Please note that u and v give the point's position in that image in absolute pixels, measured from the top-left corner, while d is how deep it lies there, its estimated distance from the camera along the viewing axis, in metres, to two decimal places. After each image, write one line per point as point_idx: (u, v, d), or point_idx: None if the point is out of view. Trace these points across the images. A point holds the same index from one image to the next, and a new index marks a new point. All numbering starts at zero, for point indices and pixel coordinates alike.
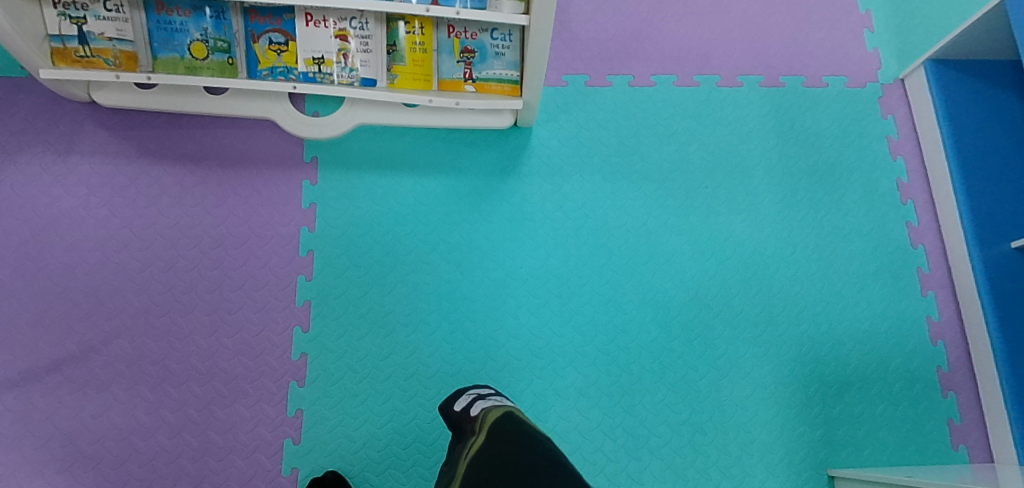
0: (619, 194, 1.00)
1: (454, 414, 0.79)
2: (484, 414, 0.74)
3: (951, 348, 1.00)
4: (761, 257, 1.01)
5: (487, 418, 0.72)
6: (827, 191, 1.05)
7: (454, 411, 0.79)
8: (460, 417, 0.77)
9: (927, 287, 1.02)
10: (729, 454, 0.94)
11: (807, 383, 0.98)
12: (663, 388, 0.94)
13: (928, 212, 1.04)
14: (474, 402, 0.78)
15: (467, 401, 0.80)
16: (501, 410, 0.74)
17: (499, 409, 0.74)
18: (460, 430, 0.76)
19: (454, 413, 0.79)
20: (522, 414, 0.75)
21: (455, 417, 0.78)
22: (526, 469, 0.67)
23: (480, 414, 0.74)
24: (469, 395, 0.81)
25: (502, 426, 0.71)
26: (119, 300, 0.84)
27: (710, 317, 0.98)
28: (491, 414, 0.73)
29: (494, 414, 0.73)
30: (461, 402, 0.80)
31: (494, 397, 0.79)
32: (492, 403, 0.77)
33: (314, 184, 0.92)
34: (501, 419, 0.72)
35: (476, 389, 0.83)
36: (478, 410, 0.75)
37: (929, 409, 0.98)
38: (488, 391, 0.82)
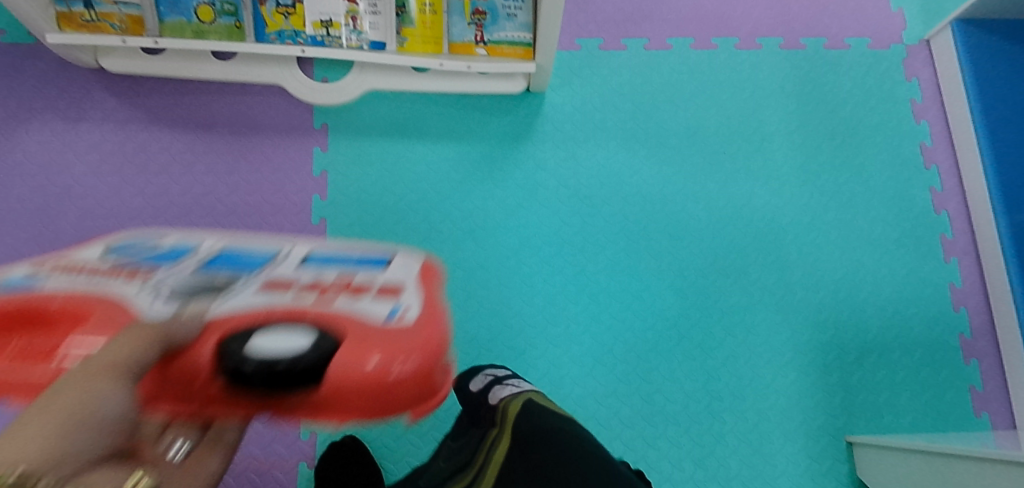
0: (633, 161, 0.96)
1: (472, 398, 0.74)
2: (504, 405, 0.66)
3: (974, 314, 0.97)
4: (779, 223, 0.97)
5: (507, 410, 0.65)
6: (848, 155, 1.01)
7: (470, 395, 0.74)
8: (478, 404, 0.72)
9: (950, 253, 0.99)
10: (746, 420, 0.90)
11: (827, 350, 0.94)
12: (680, 355, 0.91)
13: (952, 177, 1.01)
14: (493, 386, 0.72)
15: (484, 384, 0.74)
16: (521, 400, 0.66)
17: (522, 401, 0.65)
18: (476, 420, 0.70)
19: (471, 398, 0.74)
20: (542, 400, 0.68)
21: (474, 401, 0.73)
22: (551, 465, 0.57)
23: (499, 402, 0.68)
24: (485, 378, 0.76)
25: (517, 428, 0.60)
26: None
27: (727, 285, 0.94)
28: (510, 408, 0.64)
29: (514, 406, 0.64)
30: (478, 383, 0.75)
31: (511, 380, 0.73)
32: (511, 389, 0.70)
33: (324, 151, 0.89)
34: (522, 413, 0.62)
35: (492, 371, 0.79)
36: (496, 398, 0.69)
37: (950, 376, 0.95)
38: (504, 373, 0.77)
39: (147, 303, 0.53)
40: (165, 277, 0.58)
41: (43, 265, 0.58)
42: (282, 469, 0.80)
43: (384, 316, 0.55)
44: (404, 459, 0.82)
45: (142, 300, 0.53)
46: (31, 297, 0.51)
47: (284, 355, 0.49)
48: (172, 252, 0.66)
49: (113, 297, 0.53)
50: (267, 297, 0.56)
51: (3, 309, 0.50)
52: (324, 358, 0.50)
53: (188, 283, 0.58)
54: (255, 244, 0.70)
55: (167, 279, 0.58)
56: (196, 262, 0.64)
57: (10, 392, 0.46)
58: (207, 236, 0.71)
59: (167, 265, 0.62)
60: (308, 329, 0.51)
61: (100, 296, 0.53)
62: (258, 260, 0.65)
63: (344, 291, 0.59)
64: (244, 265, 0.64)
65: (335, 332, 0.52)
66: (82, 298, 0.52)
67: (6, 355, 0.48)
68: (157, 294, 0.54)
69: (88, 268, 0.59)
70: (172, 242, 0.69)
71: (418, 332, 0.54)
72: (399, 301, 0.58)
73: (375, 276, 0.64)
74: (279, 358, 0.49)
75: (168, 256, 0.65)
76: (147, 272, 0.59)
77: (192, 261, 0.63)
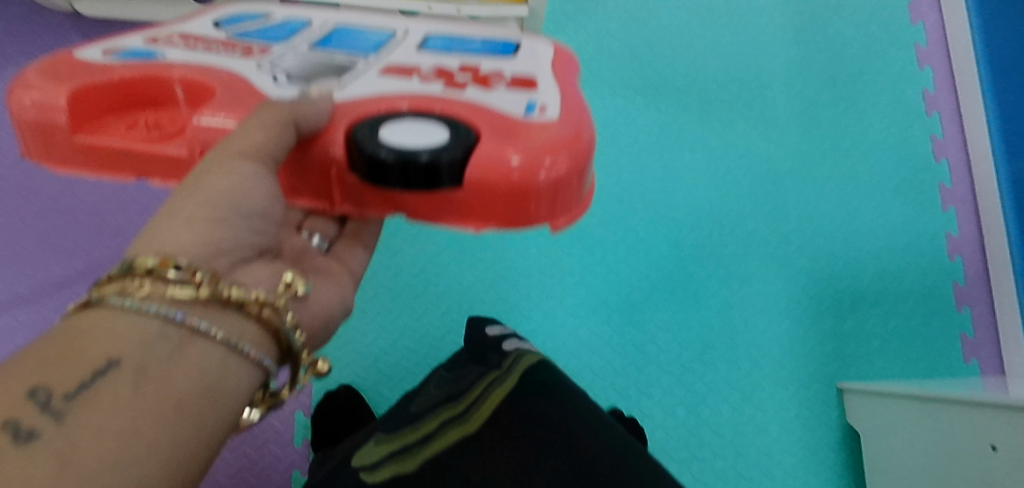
0: (630, 109, 0.94)
1: (482, 341, 0.70)
2: (515, 354, 0.64)
3: (969, 263, 0.97)
4: (777, 172, 0.96)
5: (518, 360, 0.63)
6: (848, 102, 0.99)
7: (483, 338, 0.71)
8: (484, 348, 0.69)
9: (948, 202, 0.99)
10: (738, 368, 0.91)
11: (821, 299, 0.94)
12: (674, 304, 0.91)
13: (952, 125, 1.01)
14: (507, 337, 0.70)
15: (500, 332, 0.71)
16: (535, 356, 0.64)
17: (535, 356, 0.64)
18: (479, 361, 0.67)
19: (482, 341, 0.71)
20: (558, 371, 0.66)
21: (482, 344, 0.70)
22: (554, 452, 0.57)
23: (511, 352, 0.65)
24: (502, 328, 0.73)
25: (526, 379, 0.61)
26: (124, 220, 0.84)
27: (723, 235, 0.94)
28: (522, 359, 0.63)
29: (528, 359, 0.63)
30: (492, 331, 0.72)
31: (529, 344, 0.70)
32: (526, 346, 0.67)
33: None
34: (535, 370, 0.62)
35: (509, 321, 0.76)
36: (508, 347, 0.67)
37: (943, 325, 0.96)
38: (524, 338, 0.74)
39: (269, 85, 0.52)
40: (280, 53, 0.59)
41: (163, 37, 0.59)
42: (279, 417, 0.81)
43: (509, 107, 0.54)
44: None
45: (271, 86, 0.52)
46: (155, 67, 0.50)
47: (428, 154, 0.46)
48: (280, 26, 0.67)
49: (235, 80, 0.50)
50: (390, 85, 0.56)
51: (126, 77, 0.49)
52: (463, 156, 0.47)
53: (310, 68, 0.57)
54: (372, 22, 0.70)
55: (283, 56, 0.59)
56: (307, 37, 0.65)
57: (155, 169, 0.47)
58: (316, 11, 0.71)
59: (276, 45, 0.62)
60: (449, 126, 0.48)
61: (224, 72, 0.51)
62: (375, 46, 0.64)
63: (467, 81, 0.58)
64: (356, 49, 0.64)
65: (474, 129, 0.50)
66: (203, 67, 0.51)
67: (138, 127, 0.49)
68: (286, 80, 0.54)
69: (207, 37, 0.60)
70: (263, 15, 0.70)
71: (565, 129, 0.50)
72: (528, 96, 0.57)
73: (501, 67, 0.64)
74: (416, 152, 0.46)
75: (280, 28, 0.66)
76: (257, 49, 0.59)
77: (304, 42, 0.63)
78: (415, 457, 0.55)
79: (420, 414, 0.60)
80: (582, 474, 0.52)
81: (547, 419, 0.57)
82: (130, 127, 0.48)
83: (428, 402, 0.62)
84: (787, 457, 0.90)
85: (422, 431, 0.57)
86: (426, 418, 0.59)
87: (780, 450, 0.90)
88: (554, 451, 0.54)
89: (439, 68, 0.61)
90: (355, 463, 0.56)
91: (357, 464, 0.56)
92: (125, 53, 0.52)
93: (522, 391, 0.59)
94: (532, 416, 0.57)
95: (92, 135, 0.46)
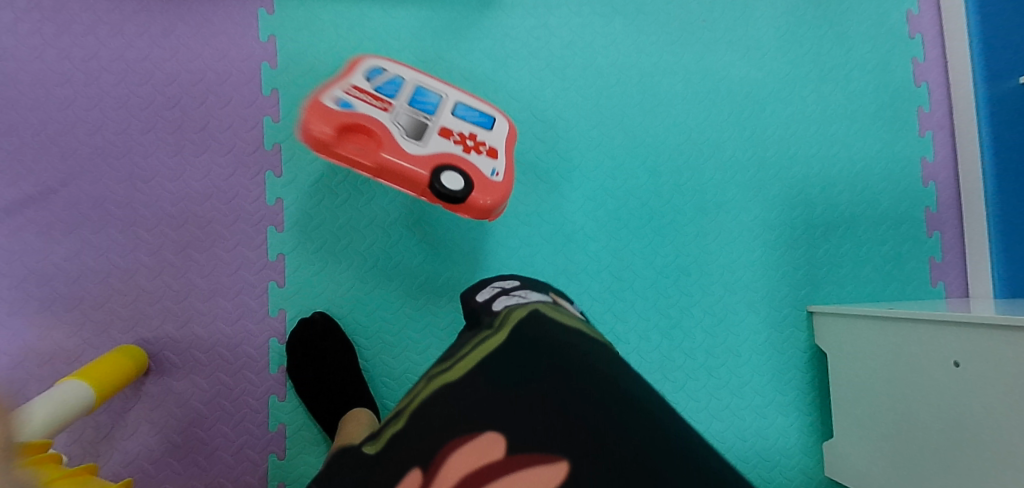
0: (608, 29, 0.91)
1: (471, 308, 0.57)
2: (506, 310, 0.50)
3: (941, 188, 0.98)
4: (757, 97, 0.94)
5: (508, 315, 0.49)
6: (833, 22, 0.96)
7: (471, 302, 0.58)
8: (477, 311, 0.56)
9: (926, 126, 0.98)
10: (712, 293, 0.92)
11: (795, 225, 0.95)
12: (650, 231, 0.91)
13: (936, 47, 0.99)
14: (497, 296, 0.56)
15: (491, 294, 0.57)
16: (527, 308, 0.50)
17: (526, 308, 0.49)
18: (472, 326, 0.55)
19: (471, 305, 0.58)
20: (559, 316, 0.50)
21: (473, 311, 0.57)
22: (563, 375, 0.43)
23: (500, 310, 0.52)
24: (494, 288, 0.59)
25: (520, 330, 0.47)
26: (73, 140, 0.77)
27: (701, 161, 0.93)
28: (514, 312, 0.49)
29: (519, 312, 0.49)
30: (484, 294, 0.58)
31: (521, 293, 0.55)
32: (518, 300, 0.53)
33: (270, 15, 0.81)
34: (529, 319, 0.48)
35: (501, 281, 0.61)
36: (499, 306, 0.53)
37: (913, 249, 0.97)
38: (516, 285, 0.59)
39: (404, 143, 0.72)
40: (400, 113, 0.75)
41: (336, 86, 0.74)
42: (253, 345, 0.80)
43: (487, 177, 0.73)
44: (376, 334, 0.83)
45: (400, 135, 0.72)
46: (349, 118, 0.71)
47: (452, 193, 0.70)
48: (384, 83, 0.77)
49: (385, 130, 0.72)
50: (439, 147, 0.73)
51: (331, 121, 0.70)
52: (466, 197, 0.71)
53: (413, 120, 0.75)
54: (431, 86, 0.80)
55: (402, 115, 0.74)
56: (404, 97, 0.77)
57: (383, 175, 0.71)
58: (405, 68, 0.81)
59: (390, 100, 0.76)
60: (464, 180, 0.71)
61: (380, 125, 0.72)
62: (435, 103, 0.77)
63: (477, 146, 0.75)
64: (427, 108, 0.77)
65: (471, 180, 0.72)
66: (371, 126, 0.71)
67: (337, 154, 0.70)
68: (406, 131, 0.73)
69: (360, 89, 0.75)
70: (380, 71, 0.78)
71: (501, 191, 0.73)
72: (497, 164, 0.75)
73: (486, 135, 0.78)
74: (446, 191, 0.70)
75: (389, 84, 0.78)
76: (385, 104, 0.75)
77: (404, 97, 0.77)
78: (401, 419, 0.45)
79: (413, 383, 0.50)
80: (578, 401, 0.41)
81: (549, 349, 0.45)
82: (354, 153, 0.71)
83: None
84: (756, 377, 0.93)
85: (410, 394, 0.48)
86: (415, 387, 0.49)
87: (749, 371, 0.93)
88: (544, 373, 0.43)
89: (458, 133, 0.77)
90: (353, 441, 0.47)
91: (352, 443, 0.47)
92: (339, 102, 0.72)
93: (516, 337, 0.46)
94: (528, 351, 0.45)
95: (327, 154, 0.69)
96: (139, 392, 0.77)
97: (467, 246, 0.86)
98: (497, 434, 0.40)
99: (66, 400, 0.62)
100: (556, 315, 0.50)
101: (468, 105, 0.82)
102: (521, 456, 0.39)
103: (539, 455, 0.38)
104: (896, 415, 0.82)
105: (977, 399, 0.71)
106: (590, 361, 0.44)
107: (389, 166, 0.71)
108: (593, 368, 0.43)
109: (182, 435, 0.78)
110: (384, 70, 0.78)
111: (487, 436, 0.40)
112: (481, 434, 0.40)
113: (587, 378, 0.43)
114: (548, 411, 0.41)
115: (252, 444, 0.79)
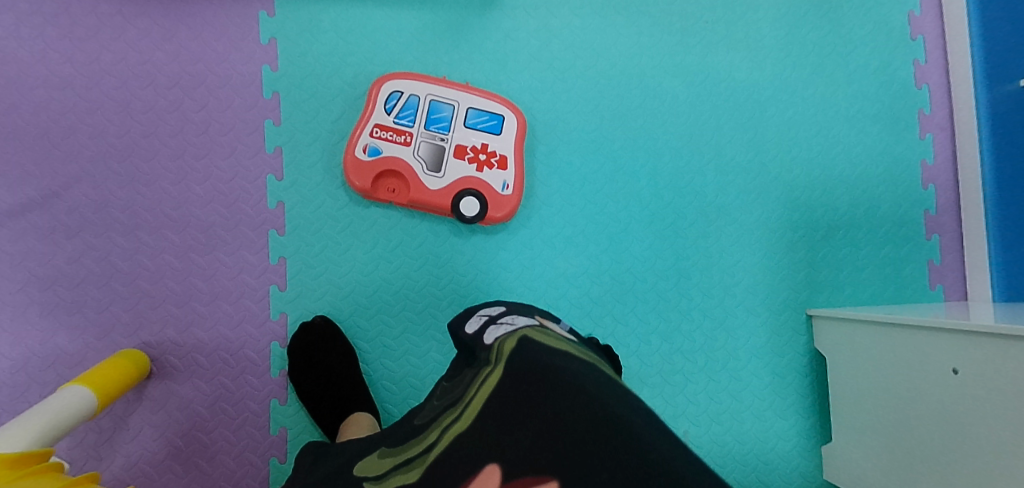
0: (610, 30, 0.90)
1: (465, 339, 0.62)
2: (497, 343, 0.54)
3: (941, 191, 0.98)
4: (758, 98, 0.94)
5: (502, 347, 0.53)
6: (834, 24, 0.96)
7: (464, 335, 0.63)
8: (471, 344, 0.60)
9: (926, 129, 0.98)
10: (712, 297, 0.93)
11: (795, 228, 0.95)
12: (650, 234, 0.91)
13: (937, 49, 0.99)
14: (486, 327, 0.61)
15: (480, 325, 0.62)
16: (516, 336, 0.54)
17: (516, 337, 0.53)
18: (471, 362, 0.59)
19: (465, 339, 0.62)
20: (544, 334, 0.54)
21: (467, 343, 0.61)
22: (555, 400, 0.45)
23: (494, 343, 0.55)
24: (481, 318, 0.64)
25: (511, 363, 0.50)
26: (74, 144, 0.77)
27: (702, 164, 0.93)
28: (505, 345, 0.53)
29: (510, 343, 0.52)
30: (472, 325, 0.64)
31: (507, 319, 0.61)
32: (507, 329, 0.57)
33: (271, 16, 0.81)
34: (520, 346, 0.51)
35: (488, 309, 0.67)
36: (491, 339, 0.57)
37: (911, 252, 0.98)
38: (500, 311, 0.65)
39: (424, 180, 0.82)
40: (419, 143, 0.82)
41: (361, 127, 0.81)
42: (255, 349, 0.80)
43: (498, 192, 0.84)
44: (377, 338, 0.83)
45: (423, 173, 0.82)
46: (380, 165, 0.81)
47: (469, 218, 0.82)
48: (401, 105, 0.82)
49: (410, 171, 0.82)
50: (453, 178, 0.83)
51: (366, 170, 0.80)
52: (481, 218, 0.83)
53: (430, 150, 0.83)
54: (444, 94, 0.83)
55: (421, 146, 0.82)
56: (421, 118, 0.82)
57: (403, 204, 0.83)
58: (417, 81, 0.82)
59: (409, 128, 0.82)
60: (474, 209, 0.82)
61: (404, 165, 0.82)
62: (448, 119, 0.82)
63: (488, 160, 0.84)
64: (442, 127, 0.83)
65: (485, 200, 0.83)
66: (397, 167, 0.81)
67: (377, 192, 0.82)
68: (427, 165, 0.82)
69: (383, 123, 0.81)
70: (397, 93, 0.82)
71: (511, 207, 0.84)
72: (507, 176, 0.84)
73: (494, 143, 0.84)
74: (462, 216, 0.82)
75: (405, 108, 0.82)
76: (405, 135, 0.82)
77: (421, 121, 0.82)
78: (414, 464, 0.48)
79: (422, 426, 0.54)
80: (573, 423, 0.43)
81: (535, 374, 0.47)
82: (385, 190, 0.82)
83: (429, 413, 0.56)
84: (755, 381, 0.93)
85: (422, 441, 0.51)
86: (426, 430, 0.53)
87: (749, 375, 0.93)
88: (540, 400, 0.45)
89: (472, 146, 0.84)
90: (361, 477, 0.51)
91: (360, 478, 0.51)
92: (369, 151, 0.80)
93: (512, 372, 0.49)
94: (521, 382, 0.48)
95: (374, 201, 0.83)
96: (141, 396, 0.77)
97: (468, 249, 0.86)
98: (494, 465, 0.44)
99: (60, 405, 0.61)
100: (542, 338, 0.53)
101: (481, 104, 0.84)
102: (522, 481, 0.42)
103: (536, 478, 0.41)
104: (890, 424, 0.83)
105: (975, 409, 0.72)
106: (573, 377, 0.47)
107: (420, 201, 0.83)
108: (580, 388, 0.45)
109: (184, 438, 0.78)
110: (400, 89, 0.82)
111: (488, 470, 0.44)
112: (482, 468, 0.44)
113: (579, 398, 0.44)
114: (552, 432, 0.43)
115: (254, 447, 0.79)
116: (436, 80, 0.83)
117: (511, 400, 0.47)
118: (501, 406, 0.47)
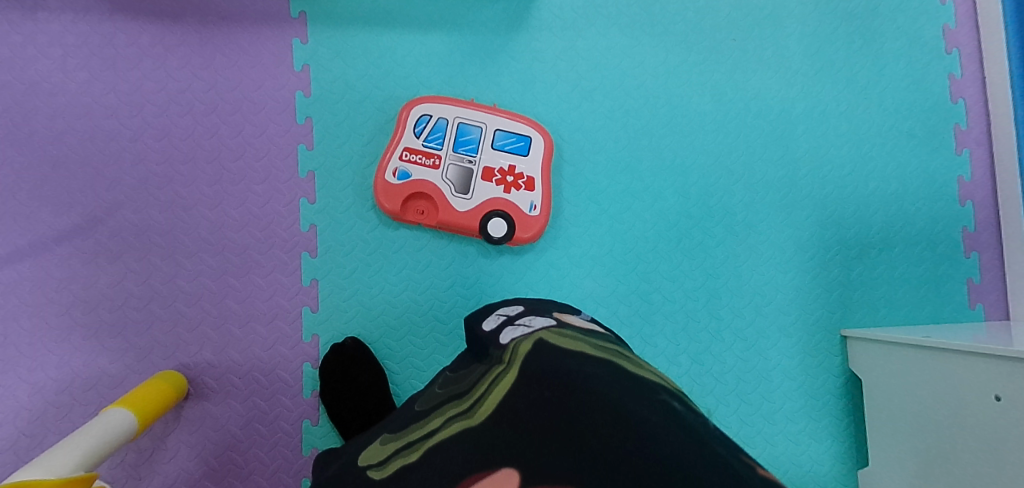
0: (636, 50, 0.90)
1: (479, 336, 0.63)
2: (513, 345, 0.55)
3: (979, 208, 0.96)
4: (788, 116, 0.93)
5: (516, 349, 0.54)
6: (867, 40, 0.94)
7: (480, 333, 0.63)
8: (484, 342, 0.61)
9: (962, 144, 0.96)
10: (741, 317, 0.91)
11: (828, 247, 0.93)
12: (678, 253, 0.91)
13: (972, 62, 0.96)
14: (503, 327, 0.61)
15: (497, 325, 0.63)
16: (533, 338, 0.54)
17: (531, 341, 0.54)
18: (481, 358, 0.59)
19: (479, 336, 0.63)
20: (558, 337, 0.54)
21: (481, 340, 0.62)
22: (575, 409, 0.45)
23: (509, 343, 0.56)
24: (499, 317, 0.65)
25: (528, 365, 0.50)
26: (118, 171, 0.79)
27: (731, 181, 0.92)
28: (521, 346, 0.53)
29: (526, 345, 0.53)
30: (489, 324, 0.64)
31: (524, 321, 0.61)
32: (523, 331, 0.57)
33: (304, 44, 0.83)
34: (535, 351, 0.52)
35: (505, 310, 0.67)
36: (507, 340, 0.57)
37: (949, 270, 0.95)
38: (517, 311, 0.65)
39: (452, 202, 0.83)
40: (447, 165, 0.83)
41: (391, 153, 0.82)
42: (287, 370, 0.82)
43: (526, 213, 0.84)
44: (406, 358, 0.84)
45: (451, 196, 0.83)
46: (409, 189, 0.82)
47: (497, 239, 0.83)
48: (430, 128, 0.83)
49: (438, 194, 0.83)
50: (480, 199, 0.83)
51: (395, 195, 0.81)
52: (507, 239, 0.83)
53: (458, 174, 0.83)
54: (471, 115, 0.84)
55: (449, 168, 0.83)
56: (449, 141, 0.84)
57: (431, 226, 0.84)
58: (446, 106, 0.84)
59: (438, 151, 0.83)
60: (501, 230, 0.83)
61: (432, 189, 0.83)
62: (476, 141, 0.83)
63: (516, 182, 0.84)
64: (469, 149, 0.84)
65: (512, 221, 0.83)
66: (426, 190, 0.82)
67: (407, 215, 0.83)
68: (454, 189, 0.83)
69: (411, 149, 0.82)
70: (426, 117, 0.83)
71: (537, 227, 0.84)
72: (535, 197, 0.84)
73: (520, 164, 0.84)
74: (490, 237, 0.83)
75: (433, 131, 0.83)
76: (433, 158, 0.83)
77: (449, 143, 0.83)
78: (417, 448, 0.48)
79: (424, 412, 0.54)
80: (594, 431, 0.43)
81: (553, 382, 0.48)
82: (414, 213, 0.83)
83: (431, 400, 0.56)
84: (788, 404, 0.92)
85: (425, 426, 0.51)
86: (429, 416, 0.53)
87: (781, 396, 0.91)
88: (558, 410, 0.45)
89: (500, 168, 0.85)
90: (363, 463, 0.50)
91: (363, 464, 0.50)
92: (399, 175, 0.82)
93: (525, 376, 0.49)
94: (538, 388, 0.48)
95: (404, 222, 0.84)
96: (179, 416, 0.79)
97: (496, 270, 0.86)
98: (512, 470, 0.42)
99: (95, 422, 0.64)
100: (557, 341, 0.53)
101: (507, 127, 0.84)
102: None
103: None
104: (916, 434, 0.82)
105: (1006, 430, 0.71)
106: (594, 387, 0.47)
107: (449, 223, 0.83)
108: (599, 397, 0.46)
109: (219, 459, 0.79)
110: (429, 113, 0.83)
111: (503, 472, 0.42)
112: (497, 470, 0.42)
113: (601, 410, 0.44)
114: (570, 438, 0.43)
115: (287, 468, 0.80)
116: (463, 102, 0.84)
117: (526, 401, 0.47)
118: (514, 405, 0.47)
